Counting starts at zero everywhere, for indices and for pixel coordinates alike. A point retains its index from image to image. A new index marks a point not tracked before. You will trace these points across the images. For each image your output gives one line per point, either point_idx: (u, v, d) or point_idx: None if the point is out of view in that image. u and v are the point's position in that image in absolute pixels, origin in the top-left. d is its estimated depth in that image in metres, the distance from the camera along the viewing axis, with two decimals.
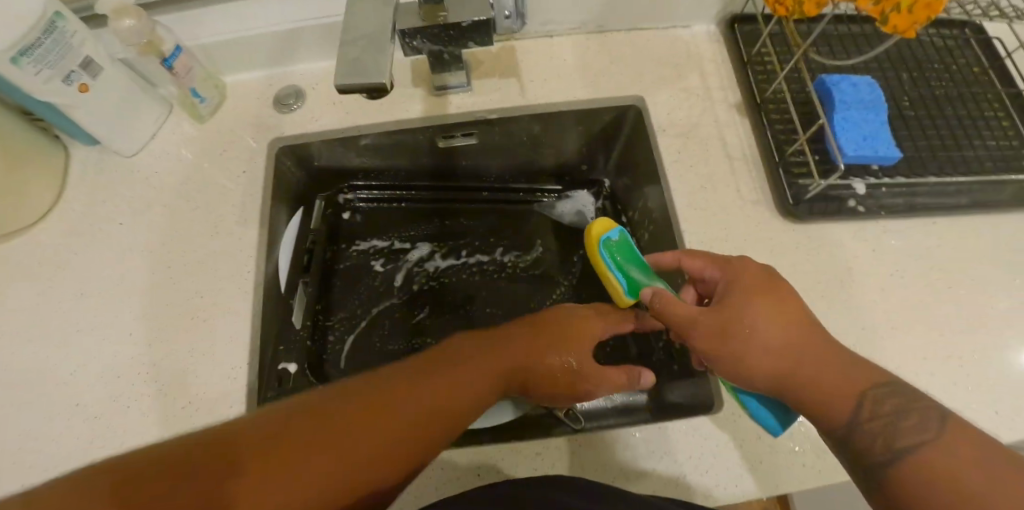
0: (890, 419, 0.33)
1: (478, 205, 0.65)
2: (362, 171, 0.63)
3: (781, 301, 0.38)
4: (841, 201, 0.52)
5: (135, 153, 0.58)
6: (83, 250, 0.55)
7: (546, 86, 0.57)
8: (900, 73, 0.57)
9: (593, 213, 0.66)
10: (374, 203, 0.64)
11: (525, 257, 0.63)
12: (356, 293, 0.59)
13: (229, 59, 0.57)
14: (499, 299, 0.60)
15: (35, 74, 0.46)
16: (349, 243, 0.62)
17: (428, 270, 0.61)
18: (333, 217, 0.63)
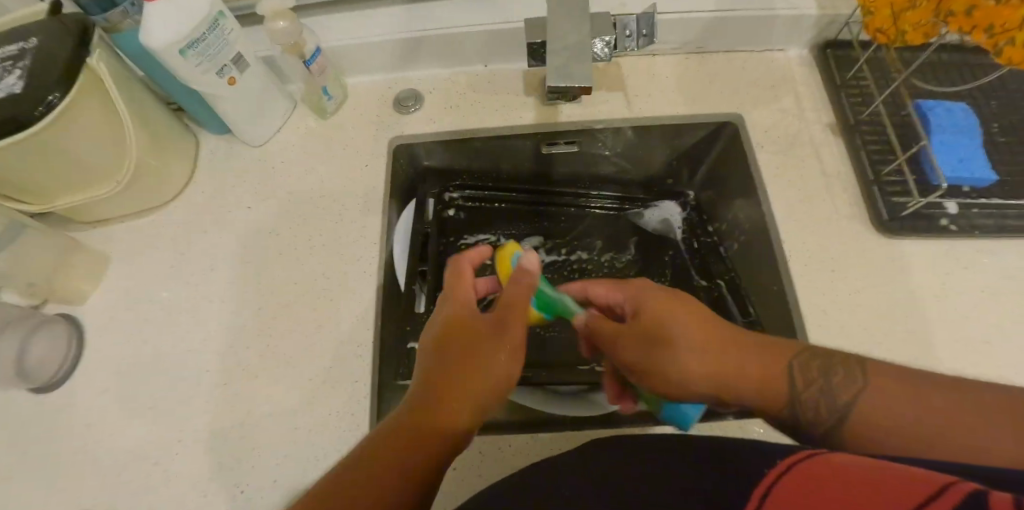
0: (825, 379, 0.35)
1: (573, 211, 0.69)
2: (465, 172, 0.66)
3: (676, 318, 0.41)
4: (935, 220, 0.54)
5: (261, 143, 0.63)
6: (213, 230, 0.60)
7: (648, 100, 0.61)
8: (993, 101, 0.59)
9: (678, 220, 0.69)
10: (476, 203, 0.67)
11: (615, 262, 0.68)
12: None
13: (355, 62, 0.62)
14: None
15: (196, 65, 0.50)
16: (455, 242, 0.66)
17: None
18: (438, 213, 0.66)
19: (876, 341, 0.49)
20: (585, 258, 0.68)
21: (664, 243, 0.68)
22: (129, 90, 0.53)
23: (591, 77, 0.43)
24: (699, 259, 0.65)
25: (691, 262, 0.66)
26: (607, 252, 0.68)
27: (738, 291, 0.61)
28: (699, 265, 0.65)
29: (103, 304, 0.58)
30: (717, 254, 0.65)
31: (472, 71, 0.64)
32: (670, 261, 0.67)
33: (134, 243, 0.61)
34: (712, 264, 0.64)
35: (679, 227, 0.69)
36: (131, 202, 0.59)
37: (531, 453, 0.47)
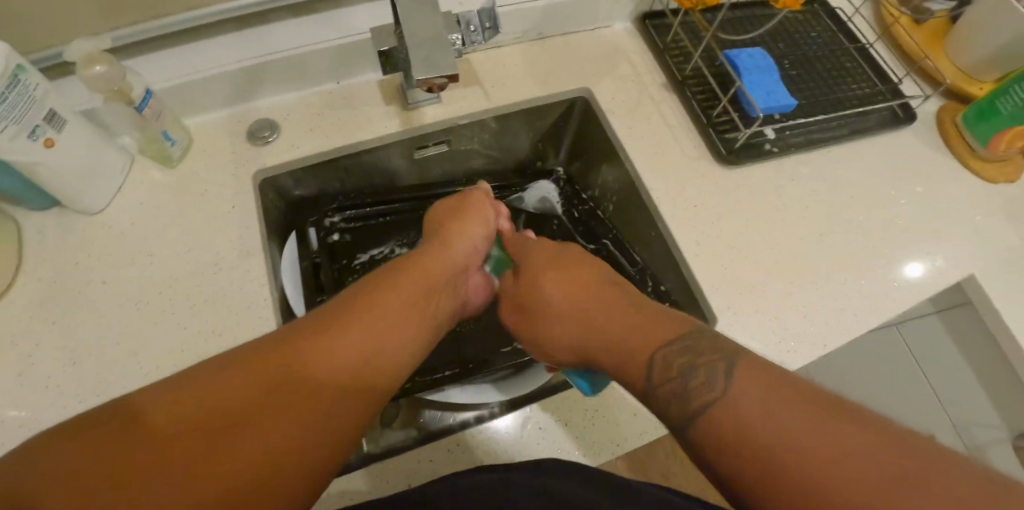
0: (688, 380, 0.36)
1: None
2: (342, 193, 0.65)
3: (565, 277, 0.50)
4: (761, 146, 0.63)
5: (104, 208, 0.56)
6: (60, 318, 0.51)
7: (505, 89, 0.64)
8: (778, 41, 0.71)
9: (557, 195, 0.74)
10: (359, 222, 0.66)
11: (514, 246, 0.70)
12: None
13: (193, 101, 0.58)
14: None
15: (2, 131, 0.43)
16: (349, 263, 0.64)
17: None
18: (324, 240, 0.64)
19: (741, 257, 0.57)
20: None
21: (550, 218, 0.72)
22: None
23: (455, 64, 0.49)
24: (585, 226, 0.71)
25: (578, 232, 0.71)
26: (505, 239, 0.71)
27: (623, 245, 0.67)
28: (585, 231, 0.70)
29: None
30: (598, 218, 0.70)
31: (325, 90, 0.62)
32: (559, 234, 0.71)
33: None
34: (597, 228, 0.70)
35: (557, 202, 0.73)
36: None
37: (478, 446, 0.49)
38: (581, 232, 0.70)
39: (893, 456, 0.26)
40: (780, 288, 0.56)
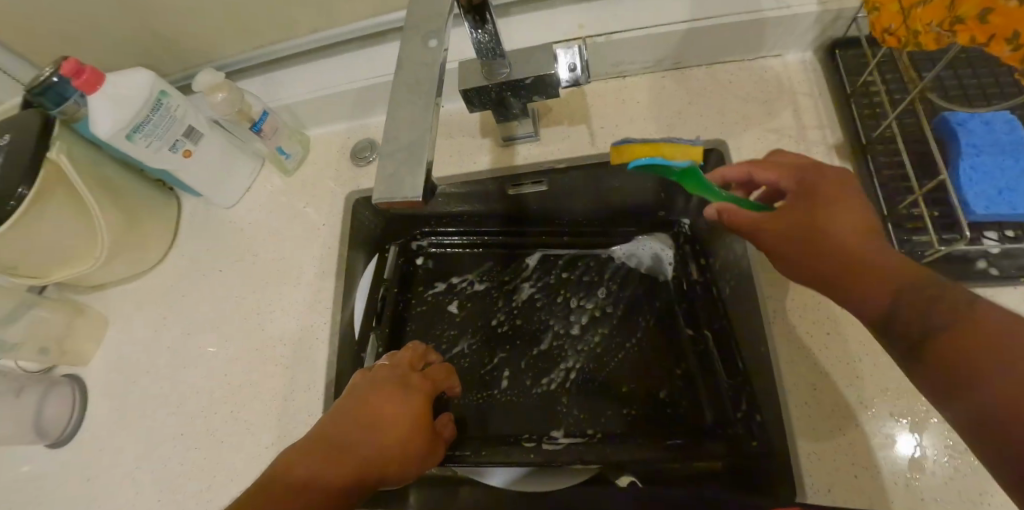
0: (931, 312, 0.30)
1: (550, 251, 0.63)
2: (433, 217, 0.64)
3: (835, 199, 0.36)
4: (971, 262, 0.44)
5: (233, 205, 0.64)
6: (190, 294, 0.63)
7: (616, 132, 0.54)
8: None
9: (669, 258, 0.61)
10: (443, 249, 0.64)
11: (598, 304, 0.60)
12: (423, 341, 0.59)
13: (312, 116, 0.61)
14: (575, 351, 0.57)
15: (146, 146, 0.52)
16: (420, 291, 0.62)
17: (502, 315, 0.60)
18: (405, 263, 0.63)
19: None
20: (560, 305, 0.60)
21: (652, 282, 0.60)
22: (98, 175, 0.56)
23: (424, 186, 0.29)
24: (689, 305, 0.57)
25: (680, 312, 0.57)
26: (589, 293, 0.60)
27: (730, 342, 0.52)
28: (688, 311, 0.57)
29: (104, 363, 0.64)
30: (712, 298, 0.56)
31: None
32: (657, 308, 0.59)
33: (125, 308, 0.65)
34: (704, 313, 0.56)
35: (668, 261, 0.61)
36: (117, 272, 0.63)
37: None
38: (684, 310, 0.57)
39: None
40: (925, 484, 0.40)
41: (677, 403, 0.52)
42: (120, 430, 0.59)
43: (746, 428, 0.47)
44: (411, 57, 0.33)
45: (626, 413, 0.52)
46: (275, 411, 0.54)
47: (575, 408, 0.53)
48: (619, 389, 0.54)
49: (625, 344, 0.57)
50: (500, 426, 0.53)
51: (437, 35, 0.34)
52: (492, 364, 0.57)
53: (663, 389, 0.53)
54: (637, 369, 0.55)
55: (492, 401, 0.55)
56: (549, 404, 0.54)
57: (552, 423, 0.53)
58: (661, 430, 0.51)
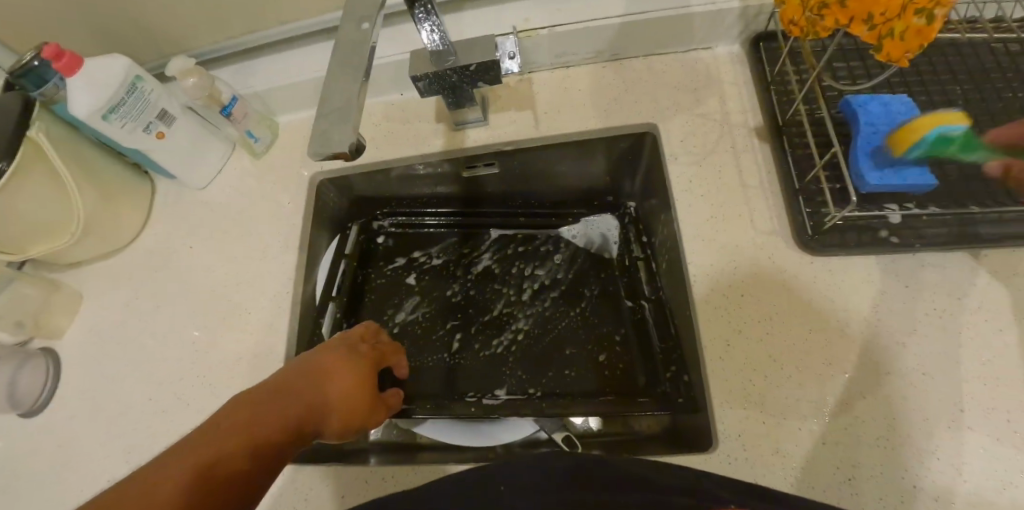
0: None
1: (506, 230, 0.67)
2: (395, 200, 0.68)
3: None
4: (873, 232, 0.49)
5: (205, 186, 0.68)
6: (163, 271, 0.66)
7: (559, 117, 0.59)
8: (936, 94, 0.54)
9: (615, 237, 0.65)
10: (404, 229, 0.69)
11: (546, 277, 0.64)
12: (382, 309, 0.64)
13: (279, 103, 0.66)
14: (521, 321, 0.62)
15: (121, 126, 0.56)
16: (381, 265, 0.67)
17: (457, 286, 0.65)
18: (367, 241, 0.68)
19: (782, 375, 0.46)
20: (510, 280, 0.64)
21: (597, 259, 0.64)
22: (76, 155, 0.60)
23: (356, 138, 0.33)
24: (630, 280, 0.62)
25: (621, 285, 0.62)
26: (539, 268, 0.65)
27: (664, 312, 0.57)
28: (628, 284, 0.62)
29: (78, 337, 0.67)
30: (647, 272, 0.61)
31: (387, 100, 0.64)
32: (600, 282, 0.63)
33: (98, 285, 0.69)
34: (641, 286, 0.60)
35: (613, 239, 0.65)
36: (93, 250, 0.66)
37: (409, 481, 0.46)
38: (626, 284, 0.62)
39: None
40: (826, 429, 0.43)
41: (613, 365, 0.57)
42: (90, 400, 0.63)
43: (671, 384, 0.52)
44: (346, 39, 0.37)
45: (565, 373, 0.57)
46: (237, 376, 0.58)
47: (518, 369, 0.58)
48: (560, 353, 0.59)
49: (570, 313, 0.61)
50: (448, 384, 0.58)
51: (369, 18, 0.38)
52: (445, 331, 0.62)
53: (601, 353, 0.58)
54: (580, 336, 0.59)
55: (440, 364, 0.59)
56: (495, 366, 0.59)
57: (496, 381, 0.58)
58: (594, 388, 0.55)
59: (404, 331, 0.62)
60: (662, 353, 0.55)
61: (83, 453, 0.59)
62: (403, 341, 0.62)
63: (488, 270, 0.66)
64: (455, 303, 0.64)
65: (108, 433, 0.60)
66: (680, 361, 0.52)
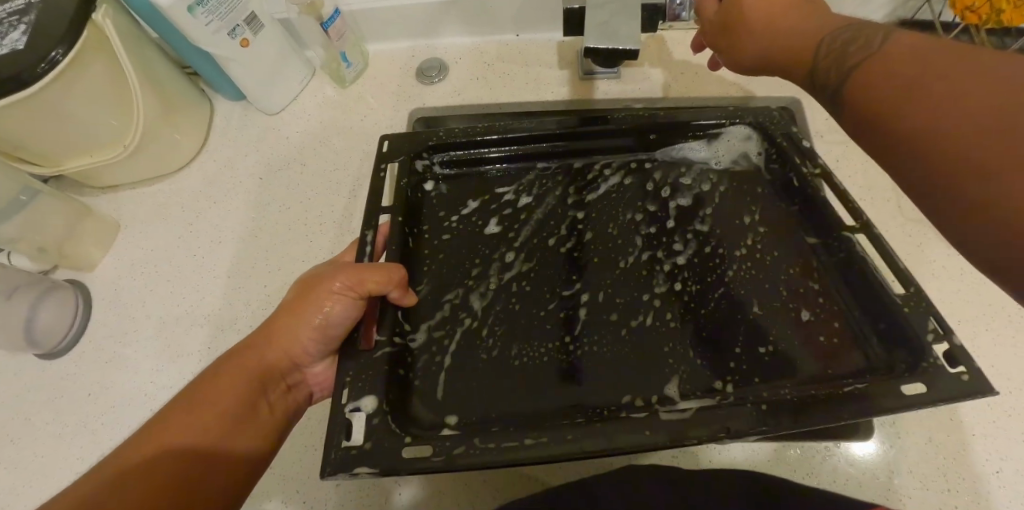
0: (999, 128, 0.22)
1: (618, 156, 0.51)
2: (443, 129, 0.51)
3: (952, 76, 0.25)
4: None
5: (277, 112, 0.61)
6: (221, 202, 0.58)
7: (696, 80, 0.56)
8: None
9: (756, 151, 0.50)
10: (457, 168, 0.52)
11: (692, 193, 0.49)
12: (450, 285, 0.46)
13: (378, 28, 0.59)
14: (673, 274, 0.45)
15: (206, 24, 0.48)
16: (439, 218, 0.50)
17: (563, 233, 0.48)
18: (412, 189, 0.50)
19: None
20: (633, 212, 0.49)
21: (745, 184, 0.49)
22: (138, 56, 0.52)
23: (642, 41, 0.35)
24: (805, 199, 0.46)
25: (795, 215, 0.47)
26: (681, 189, 0.50)
27: (880, 242, 0.41)
28: (803, 214, 0.47)
29: (113, 269, 0.58)
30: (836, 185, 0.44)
31: (503, 41, 0.60)
32: (763, 209, 0.48)
33: (139, 211, 0.60)
34: (829, 216, 0.44)
35: (756, 156, 0.50)
36: (140, 170, 0.58)
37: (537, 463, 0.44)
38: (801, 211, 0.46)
39: (926, 113, 0.25)
40: (990, 424, 0.42)
41: (830, 339, 0.40)
42: (120, 343, 0.53)
43: (919, 362, 0.36)
44: None
45: (760, 354, 0.40)
46: None
47: (691, 349, 0.41)
48: (740, 315, 0.42)
49: (736, 254, 0.46)
50: (588, 385, 0.40)
51: None
52: (559, 295, 0.45)
53: (804, 310, 0.42)
54: (761, 281, 0.44)
55: (607, 347, 0.42)
56: (649, 346, 0.42)
57: (659, 373, 0.40)
58: (815, 372, 0.39)
59: (493, 317, 0.44)
60: (900, 305, 0.38)
61: (121, 400, 0.50)
62: (517, 320, 0.44)
63: (607, 207, 0.49)
64: (574, 253, 0.47)
65: (145, 382, 0.51)
66: (907, 332, 0.37)
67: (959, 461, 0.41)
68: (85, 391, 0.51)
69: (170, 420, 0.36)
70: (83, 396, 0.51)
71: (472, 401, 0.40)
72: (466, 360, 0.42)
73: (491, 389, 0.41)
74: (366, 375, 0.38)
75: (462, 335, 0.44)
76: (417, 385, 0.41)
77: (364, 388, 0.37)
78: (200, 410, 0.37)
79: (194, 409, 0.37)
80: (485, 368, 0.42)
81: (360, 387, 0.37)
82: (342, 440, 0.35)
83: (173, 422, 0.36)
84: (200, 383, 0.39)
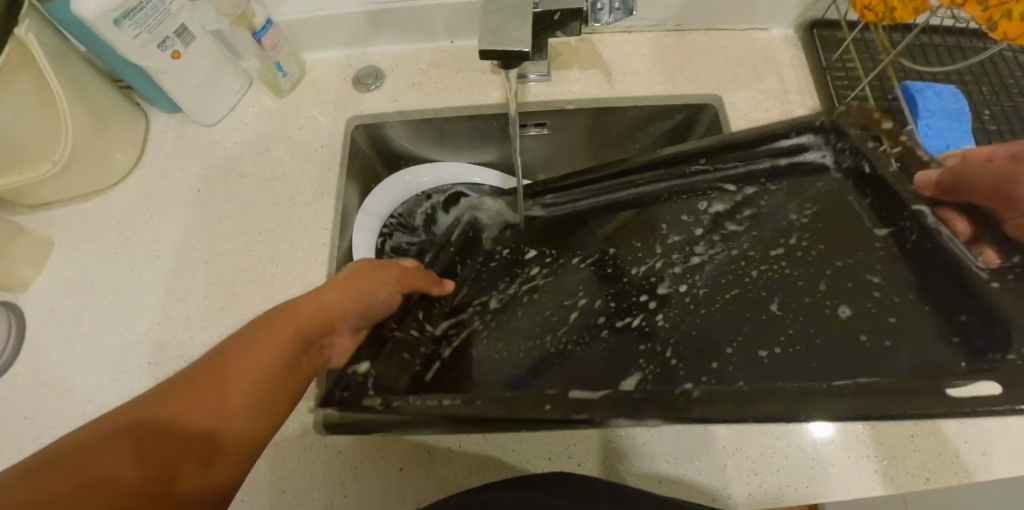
0: None
1: (683, 175, 0.52)
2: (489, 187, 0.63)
3: None
4: None
5: (215, 123, 0.61)
6: (158, 216, 0.58)
7: (625, 80, 0.58)
8: (981, 83, 0.54)
9: (821, 155, 0.49)
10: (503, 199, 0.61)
11: (733, 201, 0.52)
12: (482, 290, 0.56)
13: (312, 36, 0.59)
14: (694, 280, 0.50)
15: (134, 36, 0.48)
16: (490, 249, 0.59)
17: (591, 251, 0.55)
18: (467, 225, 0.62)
19: None
20: (658, 220, 0.54)
21: (806, 187, 0.50)
22: (66, 71, 0.51)
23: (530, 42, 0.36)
24: (878, 190, 0.46)
25: (872, 200, 0.47)
26: (726, 194, 0.52)
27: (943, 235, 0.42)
28: (877, 207, 0.46)
29: (45, 290, 0.56)
30: (930, 168, 0.43)
31: (438, 48, 0.61)
32: (827, 216, 0.48)
33: (72, 230, 0.59)
34: (902, 204, 0.44)
35: (830, 159, 0.49)
36: (70, 187, 0.57)
37: (482, 467, 0.44)
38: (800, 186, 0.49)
39: None
40: None
41: (869, 343, 0.42)
42: (54, 364, 0.52)
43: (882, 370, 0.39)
44: None
45: (761, 359, 0.44)
46: None
47: (668, 350, 0.46)
48: (752, 315, 0.46)
49: (765, 256, 0.49)
50: (564, 381, 0.47)
51: None
52: (558, 307, 0.53)
53: (846, 308, 0.44)
54: (789, 280, 0.47)
55: (607, 351, 0.48)
56: (621, 347, 0.48)
57: (622, 372, 0.46)
58: (825, 371, 0.41)
59: (490, 330, 0.53)
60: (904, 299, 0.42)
61: (57, 423, 0.49)
62: (538, 332, 0.52)
63: (656, 224, 0.54)
64: (604, 269, 0.54)
65: (81, 403, 0.50)
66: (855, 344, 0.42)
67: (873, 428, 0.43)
68: (18, 417, 0.50)
69: (209, 376, 0.32)
70: (13, 424, 0.49)
71: (461, 382, 0.48)
72: (466, 357, 0.50)
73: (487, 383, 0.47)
74: (377, 352, 0.46)
75: (467, 334, 0.52)
76: (426, 372, 0.48)
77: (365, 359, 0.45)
78: (242, 369, 0.33)
79: (233, 366, 0.33)
80: (489, 362, 0.50)
81: (364, 356, 0.45)
82: (336, 388, 0.42)
83: (212, 380, 0.32)
84: (240, 342, 0.35)
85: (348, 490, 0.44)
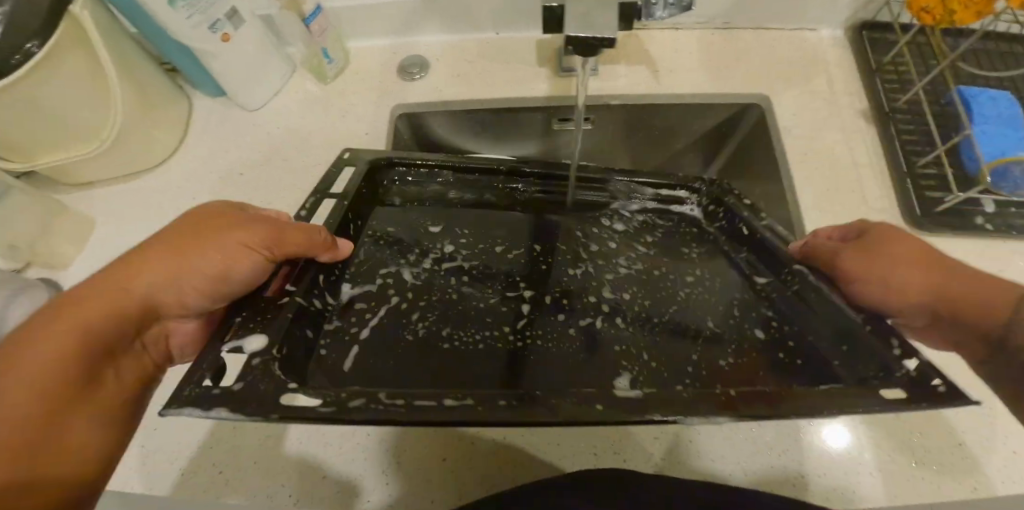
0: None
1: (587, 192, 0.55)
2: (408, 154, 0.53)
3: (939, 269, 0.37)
4: (969, 217, 0.48)
5: (258, 108, 0.61)
6: (198, 198, 0.58)
7: (671, 76, 0.58)
8: None
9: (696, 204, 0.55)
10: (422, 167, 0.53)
11: (632, 221, 0.55)
12: (384, 262, 0.49)
13: (358, 23, 0.59)
14: (627, 287, 0.50)
15: (187, 17, 0.48)
16: (418, 221, 0.53)
17: (520, 244, 0.53)
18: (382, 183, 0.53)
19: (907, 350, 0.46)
20: (575, 235, 0.54)
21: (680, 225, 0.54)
22: (116, 50, 0.52)
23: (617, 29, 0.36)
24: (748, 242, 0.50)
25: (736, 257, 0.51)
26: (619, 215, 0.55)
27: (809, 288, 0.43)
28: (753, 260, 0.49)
29: (84, 268, 0.56)
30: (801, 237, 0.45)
31: (483, 39, 0.61)
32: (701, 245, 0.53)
33: (112, 210, 0.59)
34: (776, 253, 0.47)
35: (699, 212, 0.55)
36: (115, 166, 0.57)
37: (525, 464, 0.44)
38: (693, 234, 0.54)
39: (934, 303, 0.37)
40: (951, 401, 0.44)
41: (791, 359, 0.42)
42: None
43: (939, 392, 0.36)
44: None
45: (721, 368, 0.43)
46: None
47: (642, 356, 0.44)
48: (692, 331, 0.46)
49: (686, 280, 0.50)
50: (531, 381, 0.42)
51: None
52: (518, 300, 0.49)
53: (759, 328, 0.45)
54: (706, 310, 0.47)
55: (556, 353, 0.45)
56: (588, 351, 0.45)
57: (610, 372, 0.43)
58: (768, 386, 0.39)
59: (425, 320, 0.46)
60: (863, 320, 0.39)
61: None
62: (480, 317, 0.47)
63: (582, 236, 0.54)
64: (539, 259, 0.52)
65: None
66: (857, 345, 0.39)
67: (924, 436, 0.43)
68: None
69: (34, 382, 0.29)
70: None
71: (382, 379, 0.41)
72: (428, 347, 0.44)
73: (427, 376, 0.42)
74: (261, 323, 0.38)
75: (384, 313, 0.46)
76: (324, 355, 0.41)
77: (249, 331, 0.37)
78: (58, 365, 0.30)
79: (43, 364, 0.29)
80: (425, 353, 0.43)
81: (250, 332, 0.37)
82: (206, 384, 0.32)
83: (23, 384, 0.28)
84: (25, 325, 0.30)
85: (390, 478, 0.43)
